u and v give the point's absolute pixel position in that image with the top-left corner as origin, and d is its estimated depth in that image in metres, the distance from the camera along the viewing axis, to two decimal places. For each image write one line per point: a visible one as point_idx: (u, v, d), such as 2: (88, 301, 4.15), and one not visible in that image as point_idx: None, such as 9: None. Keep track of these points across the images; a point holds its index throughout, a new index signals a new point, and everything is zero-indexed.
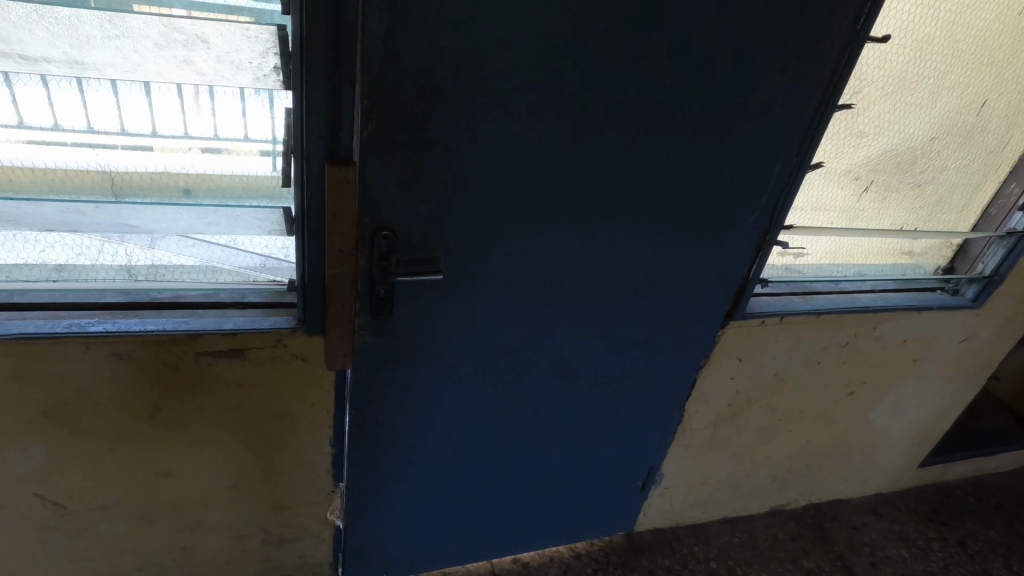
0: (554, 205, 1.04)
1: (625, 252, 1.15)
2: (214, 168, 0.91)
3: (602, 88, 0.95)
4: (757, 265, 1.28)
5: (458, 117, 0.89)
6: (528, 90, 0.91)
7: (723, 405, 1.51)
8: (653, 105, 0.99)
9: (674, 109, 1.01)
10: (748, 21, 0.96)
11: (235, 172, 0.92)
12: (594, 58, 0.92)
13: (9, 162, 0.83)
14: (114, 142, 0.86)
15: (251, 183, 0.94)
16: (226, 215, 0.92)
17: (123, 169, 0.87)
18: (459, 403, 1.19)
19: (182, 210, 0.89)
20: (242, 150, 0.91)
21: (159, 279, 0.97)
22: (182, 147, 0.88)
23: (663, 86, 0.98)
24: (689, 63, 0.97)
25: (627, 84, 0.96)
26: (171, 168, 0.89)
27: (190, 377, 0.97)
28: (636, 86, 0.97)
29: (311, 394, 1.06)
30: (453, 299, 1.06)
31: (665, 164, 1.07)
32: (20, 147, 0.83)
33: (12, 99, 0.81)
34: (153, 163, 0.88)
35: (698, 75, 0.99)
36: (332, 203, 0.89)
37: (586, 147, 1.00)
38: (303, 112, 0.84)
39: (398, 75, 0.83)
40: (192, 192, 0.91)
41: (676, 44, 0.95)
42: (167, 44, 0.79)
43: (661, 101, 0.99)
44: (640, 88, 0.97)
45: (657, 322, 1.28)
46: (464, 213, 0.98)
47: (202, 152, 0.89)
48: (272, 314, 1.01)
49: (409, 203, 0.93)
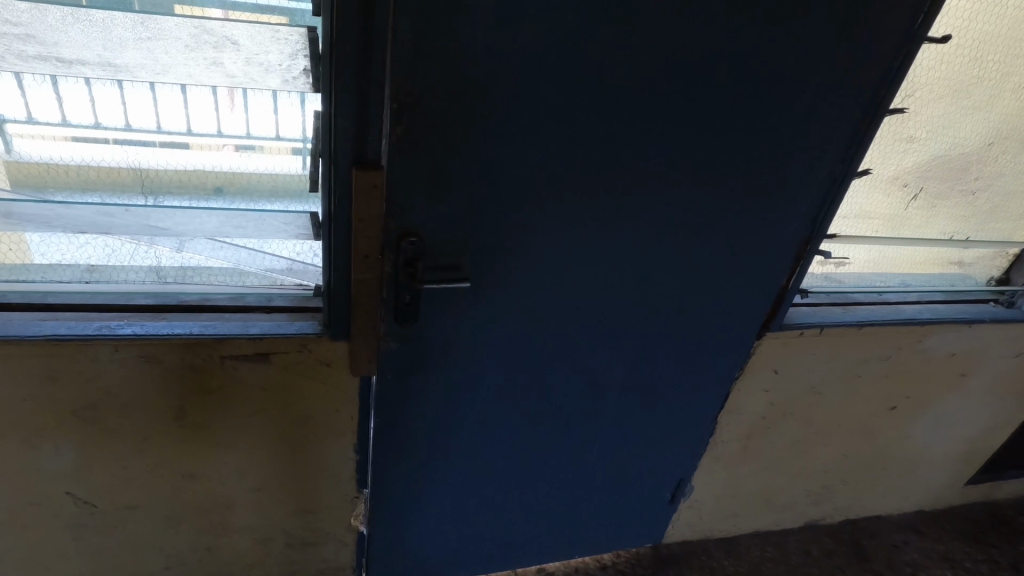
0: (586, 211, 1.01)
1: (660, 261, 1.11)
2: (247, 167, 0.91)
3: (640, 91, 0.92)
4: (797, 274, 1.24)
5: (490, 120, 0.87)
6: (562, 93, 0.88)
7: (760, 419, 1.46)
8: (693, 109, 0.96)
9: (715, 113, 0.97)
10: (797, 22, 0.92)
11: (263, 171, 0.92)
12: (632, 60, 0.88)
13: (56, 160, 0.84)
14: (151, 141, 0.86)
15: (280, 185, 0.94)
16: (253, 220, 0.90)
17: (162, 166, 0.88)
18: (486, 411, 1.17)
19: (219, 205, 0.91)
20: (275, 149, 0.90)
21: (188, 281, 0.97)
22: (216, 144, 0.88)
23: (704, 87, 0.94)
24: (732, 65, 0.93)
25: (666, 88, 0.92)
26: (205, 164, 0.89)
27: (215, 381, 0.96)
28: (675, 88, 0.93)
29: (336, 400, 1.04)
30: (482, 307, 1.04)
31: (703, 169, 1.03)
32: (61, 144, 0.84)
33: (50, 95, 0.81)
34: (188, 161, 0.88)
35: (742, 78, 0.95)
36: (358, 207, 0.86)
37: (622, 151, 0.97)
38: (330, 116, 0.82)
39: (428, 77, 0.81)
40: (224, 192, 0.92)
41: (720, 46, 0.91)
42: (197, 46, 0.78)
43: (702, 103, 0.95)
44: (681, 91, 0.93)
45: (690, 332, 1.24)
46: (494, 219, 0.96)
47: (236, 150, 0.89)
48: (297, 319, 0.99)
49: (437, 209, 0.91)
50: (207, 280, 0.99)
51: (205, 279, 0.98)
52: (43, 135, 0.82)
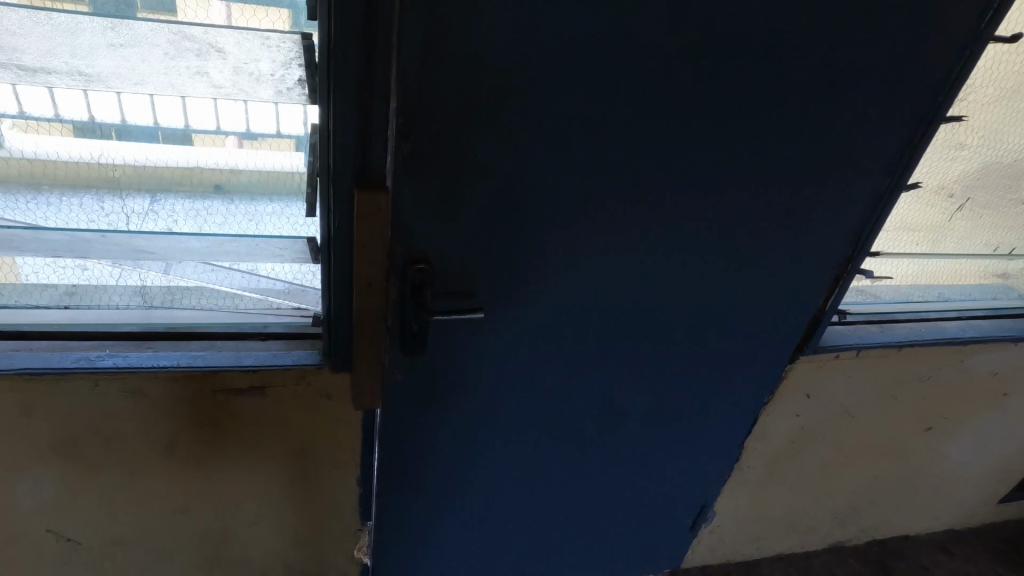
0: (608, 231, 0.92)
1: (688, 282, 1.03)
2: (248, 163, 0.81)
3: (670, 103, 0.83)
4: (836, 295, 1.15)
5: (505, 138, 0.78)
6: (583, 106, 0.79)
7: (788, 443, 1.37)
8: (727, 121, 0.87)
9: (751, 125, 0.88)
10: (846, 24, 0.82)
11: (258, 168, 0.82)
12: (661, 68, 0.79)
13: (50, 155, 0.76)
14: (152, 135, 0.77)
15: (271, 178, 0.83)
16: (253, 228, 0.85)
17: (154, 163, 0.78)
18: (499, 440, 1.09)
19: (217, 213, 0.83)
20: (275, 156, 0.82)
21: (177, 305, 0.88)
22: (216, 138, 0.78)
23: (742, 98, 0.85)
24: (772, 73, 0.84)
25: (700, 98, 0.83)
26: (203, 161, 0.80)
27: (205, 416, 0.89)
28: (708, 99, 0.84)
29: (336, 433, 0.96)
30: (495, 335, 0.95)
31: (737, 185, 0.94)
32: (54, 139, 0.75)
33: (29, 92, 0.72)
34: (185, 156, 0.79)
35: (782, 86, 0.85)
36: (360, 232, 0.76)
37: (650, 167, 0.88)
38: (329, 132, 0.73)
39: (438, 90, 0.72)
40: (223, 188, 0.82)
41: (760, 52, 0.82)
42: (177, 54, 0.70)
43: (738, 114, 0.86)
44: (714, 102, 0.84)
45: (718, 356, 1.15)
46: (507, 243, 0.87)
47: (239, 142, 0.79)
48: (293, 347, 0.92)
49: (447, 233, 0.83)
50: (197, 301, 0.89)
51: (195, 302, 0.89)
52: (36, 128, 0.74)
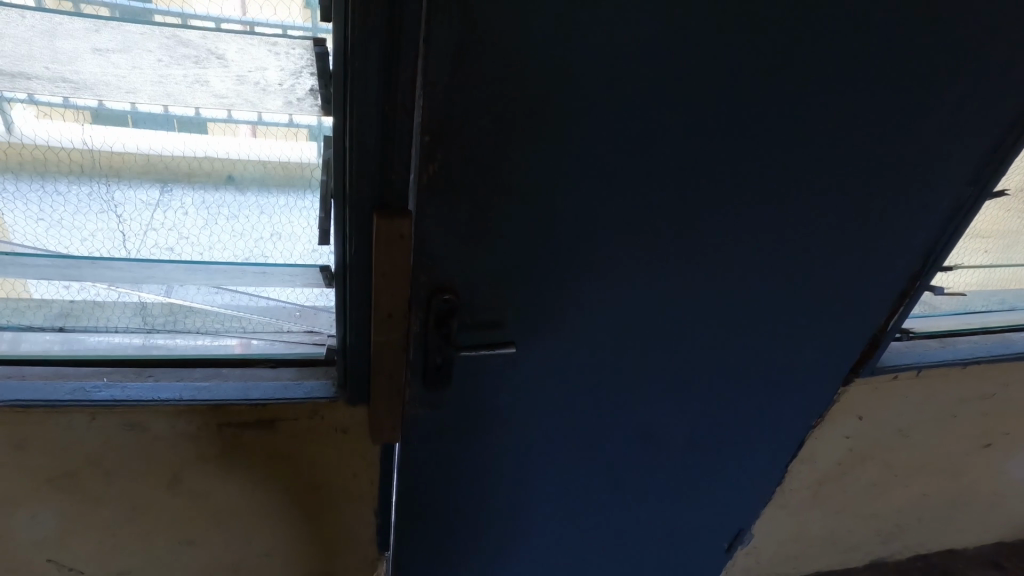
0: (653, 254, 0.82)
1: (738, 304, 0.93)
2: (260, 154, 0.71)
3: (729, 114, 0.72)
4: (900, 312, 1.04)
5: (543, 157, 0.69)
6: (631, 120, 0.69)
7: (836, 466, 1.27)
8: (792, 133, 0.76)
9: (818, 136, 0.78)
10: (936, 20, 0.71)
11: (267, 159, 0.72)
12: (723, 76, 0.69)
13: (61, 143, 0.67)
14: (167, 123, 0.67)
15: (276, 169, 0.73)
16: (262, 230, 0.77)
17: (164, 152, 0.69)
18: (528, 470, 1.01)
19: (220, 220, 0.75)
20: (280, 165, 0.73)
21: (180, 328, 0.82)
22: (229, 127, 0.69)
23: (812, 106, 0.74)
24: (846, 78, 0.73)
25: (765, 108, 0.73)
26: (212, 150, 0.70)
27: (212, 449, 0.83)
28: (771, 110, 0.73)
29: (353, 466, 0.89)
30: (525, 365, 0.87)
31: (798, 203, 0.83)
32: (68, 126, 0.66)
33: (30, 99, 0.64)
34: (201, 147, 0.70)
35: (857, 92, 0.75)
36: (381, 262, 0.67)
37: (705, 184, 0.78)
38: (346, 144, 0.64)
39: (468, 104, 0.62)
40: (235, 178, 0.73)
41: (836, 54, 0.71)
42: (176, 62, 0.61)
43: (806, 124, 0.76)
44: (779, 113, 0.74)
45: (767, 378, 1.05)
46: (542, 270, 0.78)
47: (253, 132, 0.69)
48: (305, 377, 0.84)
49: (475, 260, 0.74)
50: (201, 323, 0.82)
51: (199, 324, 0.82)
52: (46, 114, 0.65)
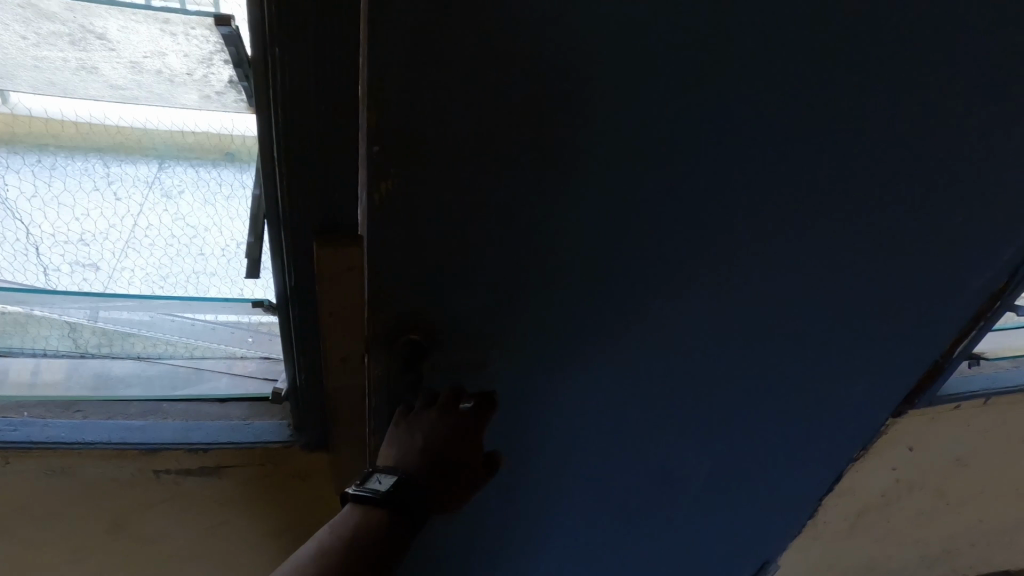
0: (676, 296, 0.65)
1: (778, 340, 0.76)
2: None
3: (787, 132, 0.53)
4: (964, 333, 0.84)
5: (541, 179, 0.50)
6: (653, 145, 0.51)
7: (879, 497, 1.12)
8: (869, 152, 0.57)
9: (903, 155, 0.58)
10: None
11: None
12: (783, 85, 0.50)
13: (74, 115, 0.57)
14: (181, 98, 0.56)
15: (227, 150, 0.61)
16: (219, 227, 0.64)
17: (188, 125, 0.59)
18: (519, 511, 0.88)
19: (180, 215, 0.63)
20: (204, 136, 0.60)
21: (116, 353, 0.72)
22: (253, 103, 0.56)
23: (904, 125, 0.55)
24: (957, 90, 0.54)
25: (840, 130, 0.54)
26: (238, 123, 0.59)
27: (152, 495, 0.72)
28: (846, 124, 0.54)
29: (316, 519, 0.78)
30: (516, 415, 0.73)
31: (865, 232, 0.65)
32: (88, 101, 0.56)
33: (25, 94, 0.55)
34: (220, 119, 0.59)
35: (970, 107, 0.55)
36: (325, 297, 0.53)
37: (753, 222, 0.60)
38: (274, 150, 0.47)
39: (434, 108, 0.43)
40: (203, 161, 0.62)
41: (947, 60, 0.51)
42: (48, 42, 0.46)
43: (892, 147, 0.57)
44: (859, 133, 0.55)
45: (806, 414, 0.90)
46: (536, 318, 0.61)
47: None
48: (255, 416, 0.73)
49: (454, 300, 0.56)
50: (141, 347, 0.73)
51: (140, 349, 0.73)
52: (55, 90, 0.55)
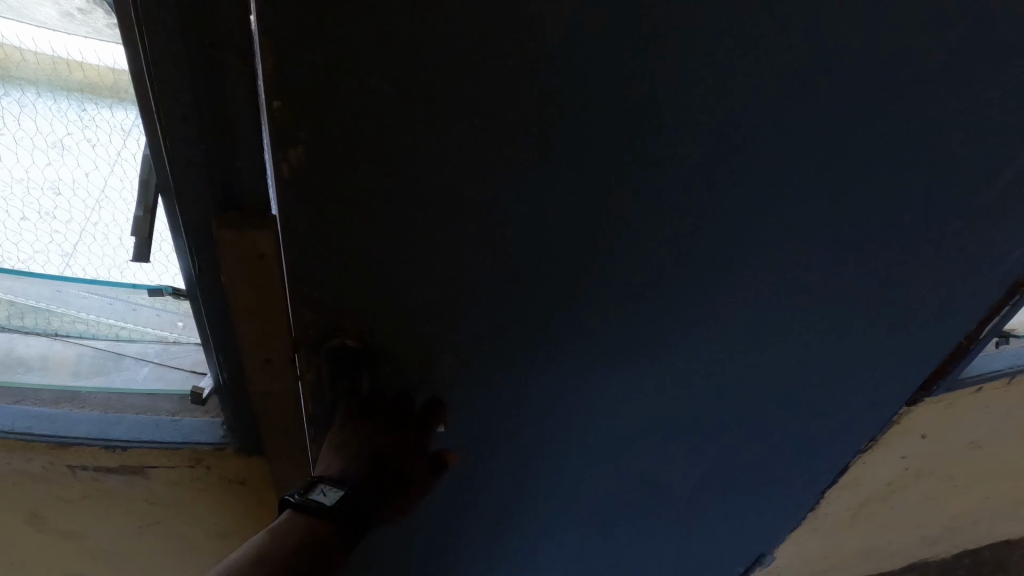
0: (693, 299, 0.53)
1: (812, 357, 0.64)
2: None
3: (840, 91, 0.41)
4: (996, 320, 0.66)
5: (507, 154, 0.38)
6: (665, 104, 0.38)
7: (884, 485, 1.04)
8: (936, 121, 0.45)
9: (981, 121, 0.46)
10: None
11: None
12: (837, 24, 0.37)
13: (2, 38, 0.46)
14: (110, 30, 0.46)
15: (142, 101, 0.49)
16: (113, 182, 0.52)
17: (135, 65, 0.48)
18: (499, 545, 0.76)
19: (80, 172, 0.51)
20: (91, 74, 0.48)
21: (28, 329, 0.64)
22: None
23: (979, 89, 0.44)
24: None
25: (903, 94, 0.42)
26: None
27: (71, 491, 0.63)
28: (914, 82, 0.42)
29: (261, 519, 0.69)
30: (495, 443, 0.61)
31: (927, 222, 0.53)
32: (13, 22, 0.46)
33: None
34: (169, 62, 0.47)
35: None
36: (238, 291, 0.43)
37: (785, 211, 0.48)
38: (151, 105, 0.35)
39: (356, 51, 0.32)
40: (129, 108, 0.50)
41: None
42: None
43: (963, 117, 0.45)
44: (925, 101, 0.43)
45: (835, 434, 0.77)
46: (512, 328, 0.49)
47: None
48: (185, 411, 0.62)
49: (399, 305, 0.45)
50: (57, 325, 0.65)
51: (56, 327, 0.65)
52: None
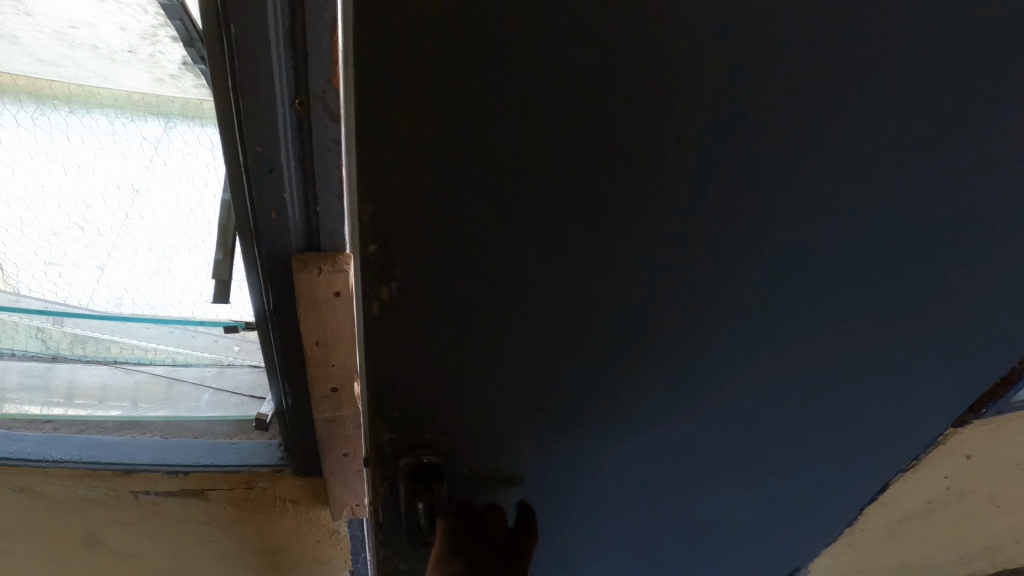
0: (754, 338, 0.52)
1: (866, 390, 0.63)
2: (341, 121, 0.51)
3: (901, 135, 0.42)
4: None
5: (590, 200, 0.38)
6: (741, 151, 0.39)
7: (924, 502, 1.03)
8: (992, 159, 0.46)
9: None
10: None
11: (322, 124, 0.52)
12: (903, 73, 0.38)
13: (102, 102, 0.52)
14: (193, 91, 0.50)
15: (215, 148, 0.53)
16: (155, 206, 0.55)
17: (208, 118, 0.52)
18: None
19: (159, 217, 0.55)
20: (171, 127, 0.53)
21: (90, 357, 0.67)
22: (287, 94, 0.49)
23: None
24: None
25: (960, 135, 0.43)
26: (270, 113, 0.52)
27: (131, 514, 0.65)
28: (976, 119, 0.42)
29: (312, 536, 0.70)
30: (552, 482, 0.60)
31: (985, 253, 0.53)
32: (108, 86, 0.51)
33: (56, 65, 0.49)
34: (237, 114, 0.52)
35: None
36: (311, 326, 0.44)
37: (846, 251, 0.48)
38: (239, 156, 0.37)
39: (441, 137, 0.32)
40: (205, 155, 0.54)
41: None
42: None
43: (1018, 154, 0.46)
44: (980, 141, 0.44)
45: (885, 463, 0.76)
46: (575, 376, 0.49)
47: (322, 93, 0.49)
48: (241, 433, 0.64)
49: (472, 355, 0.45)
50: (116, 351, 0.67)
51: (115, 353, 0.67)
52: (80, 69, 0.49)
